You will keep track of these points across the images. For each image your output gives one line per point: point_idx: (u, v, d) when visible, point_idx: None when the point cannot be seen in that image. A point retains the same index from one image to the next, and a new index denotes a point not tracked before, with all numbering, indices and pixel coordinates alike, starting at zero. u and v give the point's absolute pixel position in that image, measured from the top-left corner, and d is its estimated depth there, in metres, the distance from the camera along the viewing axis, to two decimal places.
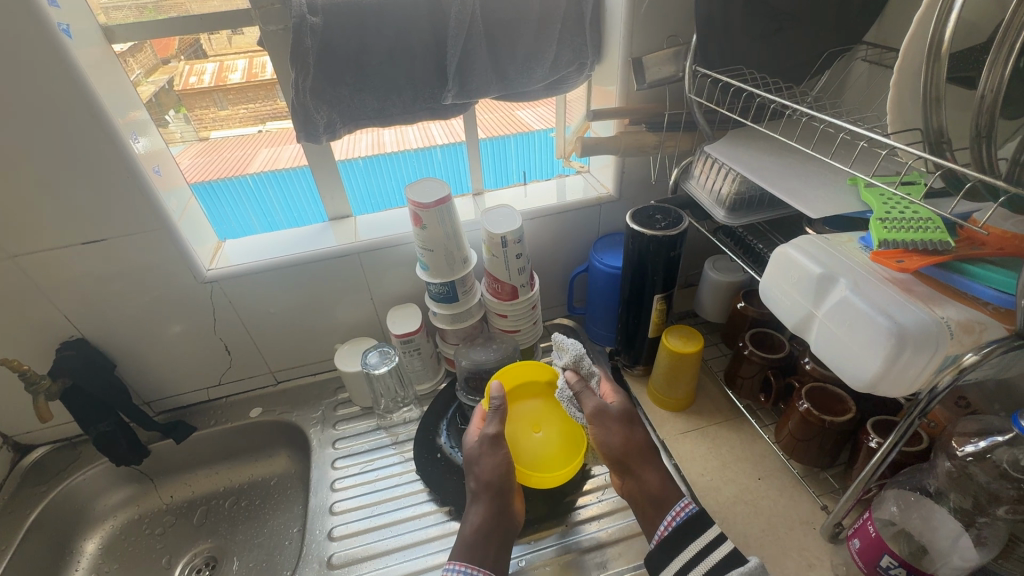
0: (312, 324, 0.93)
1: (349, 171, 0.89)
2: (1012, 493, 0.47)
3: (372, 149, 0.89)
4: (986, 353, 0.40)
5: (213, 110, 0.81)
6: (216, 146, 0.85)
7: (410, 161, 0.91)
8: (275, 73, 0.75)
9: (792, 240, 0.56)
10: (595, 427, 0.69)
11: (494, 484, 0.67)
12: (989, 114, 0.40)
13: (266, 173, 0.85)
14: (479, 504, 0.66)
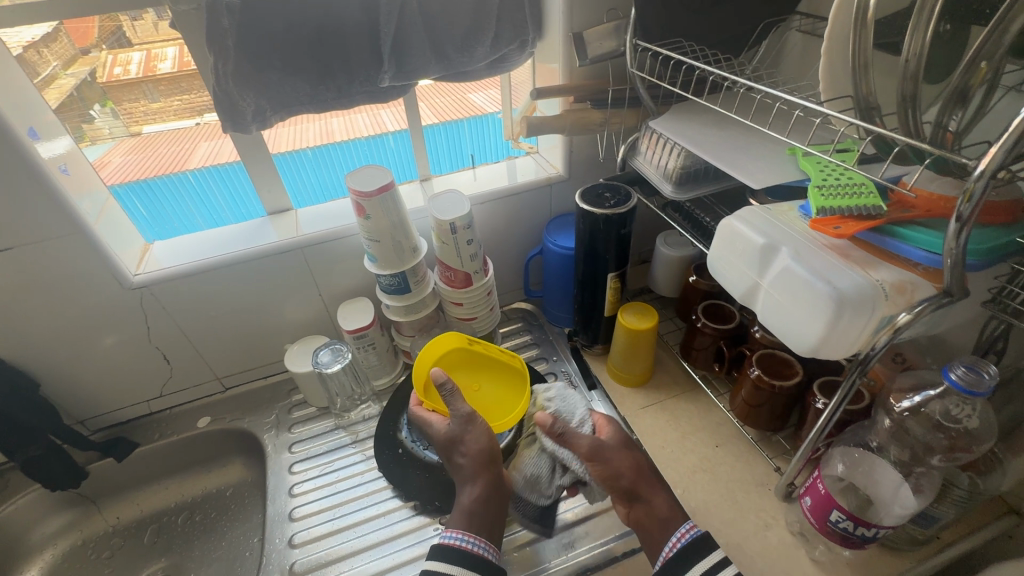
0: (258, 325, 0.88)
1: (296, 162, 0.85)
2: (944, 442, 0.50)
3: (320, 139, 0.85)
4: (918, 313, 0.42)
5: (143, 103, 0.76)
6: (149, 141, 0.79)
7: (362, 150, 0.87)
8: (193, 59, 0.69)
9: (736, 212, 0.57)
10: (595, 461, 0.65)
11: (484, 454, 0.67)
12: (913, 79, 0.41)
13: (208, 168, 0.80)
14: (477, 482, 0.65)
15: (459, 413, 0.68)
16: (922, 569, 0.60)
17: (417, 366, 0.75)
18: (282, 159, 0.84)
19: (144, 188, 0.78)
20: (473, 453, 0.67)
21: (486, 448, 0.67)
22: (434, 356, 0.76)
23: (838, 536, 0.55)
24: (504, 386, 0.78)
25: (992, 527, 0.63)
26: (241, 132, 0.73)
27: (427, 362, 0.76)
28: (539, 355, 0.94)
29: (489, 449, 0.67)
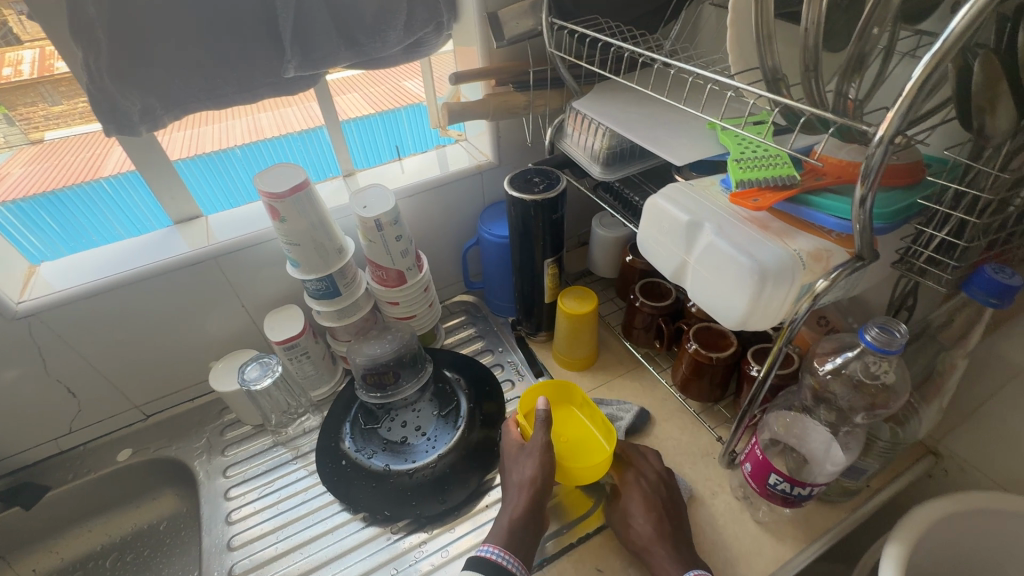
0: (177, 345, 0.81)
1: (227, 162, 0.79)
2: (866, 399, 0.52)
3: (248, 136, 0.79)
4: (834, 279, 0.43)
5: (42, 107, 0.67)
6: (53, 148, 0.70)
7: (297, 145, 0.83)
8: (61, 57, 0.62)
9: (661, 190, 0.56)
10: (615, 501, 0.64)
11: (540, 479, 0.62)
12: (814, 49, 0.41)
13: (128, 174, 0.74)
14: (522, 496, 0.61)
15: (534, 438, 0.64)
16: (854, 517, 0.64)
17: (533, 385, 0.74)
18: (209, 159, 0.78)
19: (52, 200, 0.70)
20: (529, 476, 0.62)
21: (541, 475, 0.62)
22: (548, 387, 0.74)
23: (777, 498, 0.56)
24: (588, 444, 0.68)
25: (913, 470, 0.67)
26: (130, 135, 0.66)
27: (537, 389, 0.74)
28: (484, 348, 0.92)
29: (542, 477, 0.62)
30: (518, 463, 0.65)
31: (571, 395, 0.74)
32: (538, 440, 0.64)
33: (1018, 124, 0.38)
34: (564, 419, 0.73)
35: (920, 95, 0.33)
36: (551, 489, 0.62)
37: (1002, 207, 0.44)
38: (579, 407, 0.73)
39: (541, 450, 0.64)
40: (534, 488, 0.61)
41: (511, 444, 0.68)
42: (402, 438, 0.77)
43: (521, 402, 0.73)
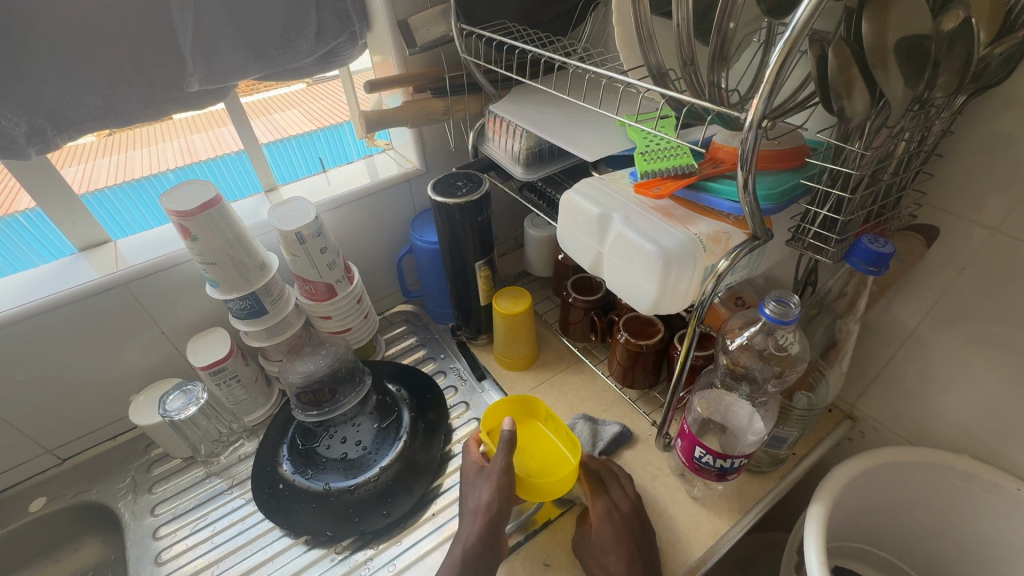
0: (90, 379, 0.76)
1: (157, 185, 0.82)
2: (775, 370, 0.55)
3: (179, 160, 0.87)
4: (733, 258, 0.45)
5: None
6: None
7: (233, 164, 0.87)
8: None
9: (575, 185, 0.58)
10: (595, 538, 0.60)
11: (496, 505, 0.59)
12: (689, 46, 0.44)
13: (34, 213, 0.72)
14: (475, 522, 0.58)
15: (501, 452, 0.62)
16: (783, 484, 0.67)
17: (494, 404, 0.73)
18: (139, 185, 0.81)
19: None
20: (485, 501, 0.59)
21: (497, 500, 0.59)
22: (510, 405, 0.73)
23: (704, 471, 0.58)
24: (554, 460, 0.67)
25: (832, 435, 0.72)
26: (17, 159, 0.61)
27: (506, 405, 0.73)
28: (426, 356, 0.92)
29: (499, 500, 0.59)
30: (473, 487, 0.62)
31: (536, 409, 0.73)
32: (497, 464, 0.62)
33: (872, 107, 0.41)
34: (528, 433, 0.72)
35: (777, 82, 0.36)
36: (507, 513, 0.59)
37: (872, 183, 0.48)
38: (543, 421, 0.72)
39: (499, 473, 0.61)
40: (490, 511, 0.58)
41: (470, 466, 0.65)
42: (343, 455, 0.75)
43: (484, 420, 0.72)
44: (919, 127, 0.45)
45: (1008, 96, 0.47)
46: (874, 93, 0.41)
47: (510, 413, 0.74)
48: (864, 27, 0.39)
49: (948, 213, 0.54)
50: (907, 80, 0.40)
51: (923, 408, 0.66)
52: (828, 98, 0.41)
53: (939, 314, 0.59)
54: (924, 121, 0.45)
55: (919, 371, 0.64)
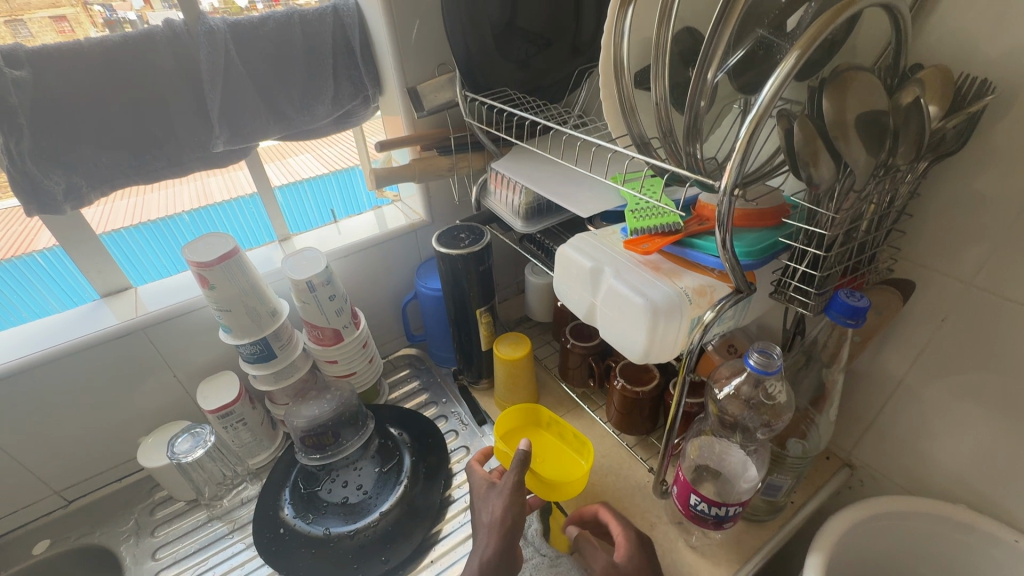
0: (102, 421, 0.79)
1: (174, 228, 0.85)
2: (765, 418, 0.57)
3: (195, 201, 0.86)
4: (718, 310, 0.48)
5: None
6: None
7: (247, 207, 0.90)
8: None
9: (570, 239, 0.61)
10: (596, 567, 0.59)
11: (508, 521, 0.59)
12: (668, 119, 0.48)
13: (53, 250, 0.75)
14: (491, 539, 0.58)
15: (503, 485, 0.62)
16: (782, 533, 0.67)
17: (507, 412, 0.77)
18: (156, 227, 0.82)
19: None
20: (498, 517, 0.60)
21: (508, 516, 0.59)
22: (519, 413, 0.78)
23: (701, 519, 0.59)
24: (565, 463, 0.73)
25: (829, 483, 0.72)
26: (53, 213, 0.66)
27: (516, 414, 0.78)
28: (428, 400, 0.93)
29: (512, 516, 0.59)
30: (486, 501, 0.63)
31: (541, 417, 0.79)
32: (508, 480, 0.62)
33: (838, 174, 0.45)
34: (537, 440, 0.77)
35: (747, 152, 0.40)
36: (519, 530, 0.59)
37: (846, 240, 0.51)
38: (548, 427, 0.78)
39: (511, 489, 0.61)
40: (503, 528, 0.59)
41: (479, 483, 0.67)
42: (343, 499, 0.76)
43: (497, 426, 0.77)
44: (886, 191, 0.49)
45: (968, 161, 0.50)
46: (839, 162, 0.45)
47: (518, 421, 0.79)
48: (824, 104, 0.43)
49: (923, 267, 0.57)
50: (868, 150, 0.44)
51: (917, 457, 0.66)
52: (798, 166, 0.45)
53: (925, 362, 0.61)
54: (890, 185, 0.49)
55: (911, 419, 0.65)
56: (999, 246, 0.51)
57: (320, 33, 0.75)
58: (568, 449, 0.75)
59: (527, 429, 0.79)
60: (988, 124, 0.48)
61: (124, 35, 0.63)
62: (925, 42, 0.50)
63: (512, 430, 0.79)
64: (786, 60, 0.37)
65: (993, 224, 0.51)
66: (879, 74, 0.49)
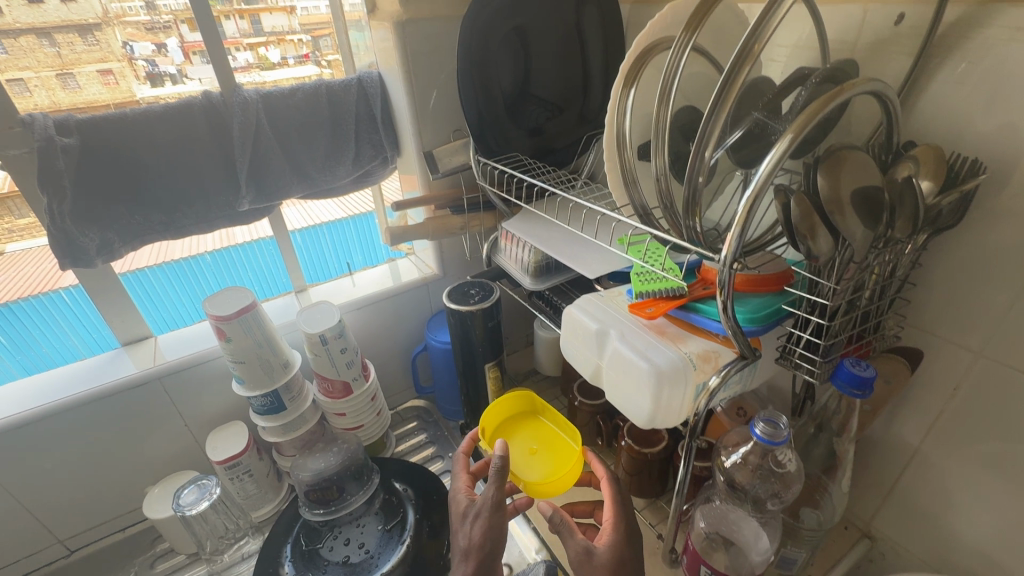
0: (111, 470, 0.79)
1: (195, 268, 0.83)
2: (776, 488, 0.55)
3: (219, 243, 0.83)
4: (724, 375, 0.49)
5: (8, 218, 0.69)
6: (13, 259, 0.72)
7: (268, 249, 0.90)
8: (14, 182, 0.65)
9: (577, 299, 0.63)
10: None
11: (487, 546, 0.56)
12: (667, 190, 0.50)
13: (77, 287, 0.76)
14: (467, 565, 0.55)
15: (486, 500, 0.58)
16: None
17: (498, 402, 0.77)
18: (177, 266, 0.82)
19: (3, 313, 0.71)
20: (476, 543, 0.57)
21: (489, 541, 0.57)
22: (513, 401, 0.78)
23: None
24: (558, 450, 0.72)
25: (849, 556, 0.69)
26: (85, 267, 0.69)
27: (510, 402, 0.78)
28: (434, 454, 0.93)
29: (491, 543, 0.57)
30: (463, 524, 0.60)
31: (536, 404, 0.79)
32: (487, 498, 0.59)
33: (836, 247, 0.46)
34: (531, 428, 0.77)
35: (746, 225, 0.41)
36: (499, 557, 0.56)
37: (850, 309, 0.51)
38: (545, 415, 0.78)
39: (489, 511, 0.58)
40: (481, 553, 0.56)
41: (459, 501, 0.63)
42: (344, 559, 0.74)
43: (486, 416, 0.75)
44: (886, 262, 0.49)
45: (970, 232, 0.51)
46: (837, 235, 0.46)
47: (512, 409, 0.78)
48: (819, 180, 0.45)
49: (933, 334, 0.57)
50: (865, 224, 0.45)
51: (940, 532, 0.63)
52: (796, 239, 0.46)
53: (943, 430, 0.59)
54: (890, 256, 0.49)
55: (931, 491, 0.63)
56: (1005, 318, 0.51)
57: (345, 102, 0.81)
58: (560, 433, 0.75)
59: (523, 417, 0.79)
60: (983, 200, 0.49)
61: (166, 105, 0.68)
62: (918, 119, 0.52)
63: (507, 419, 0.80)
64: (780, 143, 0.38)
65: (996, 296, 0.51)
66: (873, 151, 0.51)
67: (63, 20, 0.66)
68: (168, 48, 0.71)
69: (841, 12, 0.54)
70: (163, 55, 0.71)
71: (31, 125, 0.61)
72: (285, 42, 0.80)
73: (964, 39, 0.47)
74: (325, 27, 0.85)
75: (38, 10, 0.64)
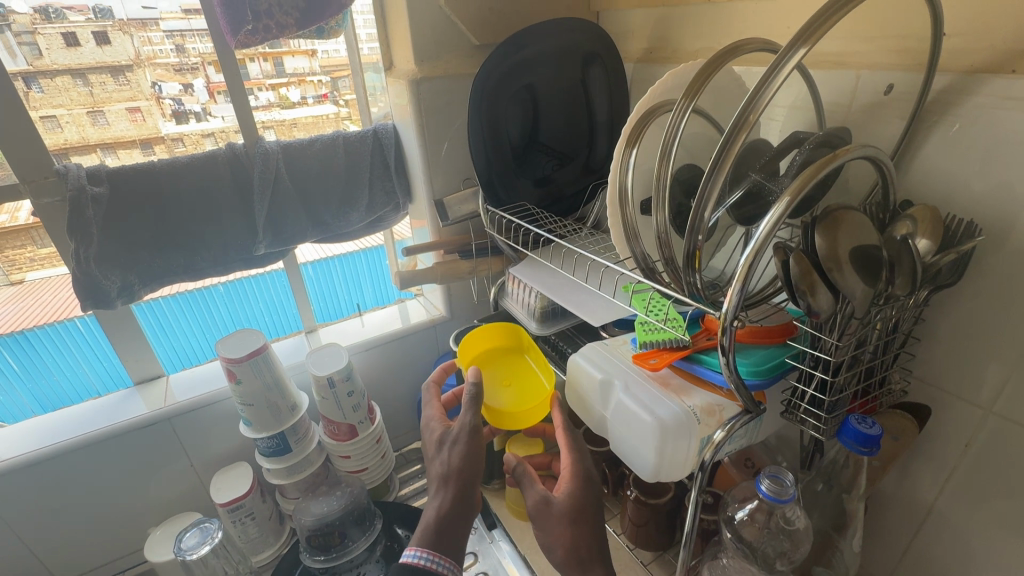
0: (116, 511, 0.79)
1: (208, 298, 0.85)
2: (786, 546, 0.54)
3: (233, 275, 0.85)
4: (729, 429, 0.49)
5: (30, 249, 0.71)
6: (31, 288, 0.74)
7: (279, 281, 0.91)
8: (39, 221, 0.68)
9: (582, 347, 0.63)
10: (534, 522, 0.59)
11: (464, 472, 0.60)
12: (668, 245, 0.51)
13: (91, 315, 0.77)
14: (446, 490, 0.59)
15: (463, 425, 0.60)
16: None
17: (481, 331, 0.74)
18: (191, 296, 0.83)
19: (19, 340, 0.73)
20: (454, 469, 0.60)
21: (465, 467, 0.60)
22: (497, 334, 0.74)
23: None
24: (531, 387, 0.70)
25: None
26: (105, 308, 0.72)
27: (490, 333, 0.75)
28: None
29: (467, 471, 0.60)
30: (439, 451, 0.62)
31: (522, 341, 0.75)
32: (464, 425, 0.61)
33: (837, 304, 0.47)
34: (512, 363, 0.74)
35: (746, 280, 0.42)
36: (474, 482, 0.60)
37: (854, 364, 0.51)
38: (529, 353, 0.74)
39: (466, 440, 0.60)
40: (458, 481, 0.59)
41: (432, 430, 0.65)
42: None
43: (466, 345, 0.73)
44: (887, 318, 0.50)
45: (970, 290, 0.51)
46: (836, 291, 0.47)
47: (496, 341, 0.76)
48: (817, 239, 0.46)
49: (941, 389, 0.56)
50: (864, 281, 0.46)
51: None
52: (796, 295, 0.47)
53: (956, 487, 0.58)
54: (891, 313, 0.50)
55: (949, 552, 0.61)
56: (1012, 376, 0.51)
57: (360, 152, 0.85)
58: (534, 369, 0.73)
59: (504, 349, 0.76)
60: (982, 260, 0.50)
61: (191, 156, 0.72)
62: (914, 180, 0.53)
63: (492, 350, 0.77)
64: (777, 204, 0.40)
65: (1002, 355, 0.51)
66: (870, 209, 0.52)
67: (98, 61, 0.68)
68: (194, 88, 0.74)
69: (834, 78, 0.57)
70: (189, 94, 0.74)
71: (65, 176, 0.65)
72: (305, 82, 0.83)
73: (953, 106, 0.49)
74: (344, 69, 0.87)
75: (75, 52, 0.67)
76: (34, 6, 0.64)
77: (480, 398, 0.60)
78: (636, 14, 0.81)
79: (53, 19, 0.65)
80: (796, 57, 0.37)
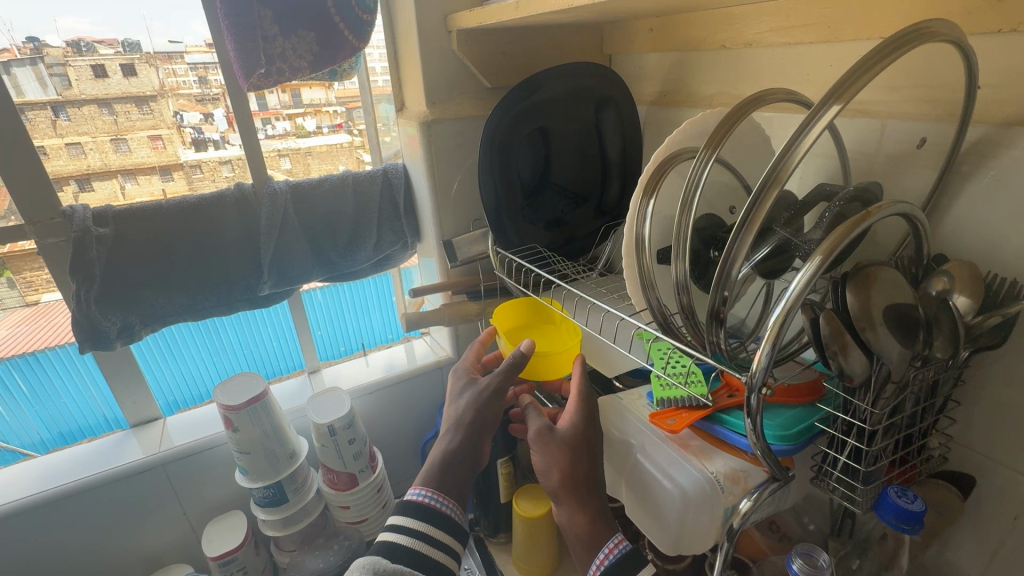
0: (103, 562, 0.76)
1: (218, 322, 0.81)
2: None
3: None
4: (756, 499, 0.44)
5: (46, 272, 0.68)
6: (46, 311, 0.71)
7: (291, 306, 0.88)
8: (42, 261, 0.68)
9: (604, 400, 0.62)
10: (534, 450, 0.57)
11: (475, 423, 0.61)
12: (688, 299, 0.48)
13: None
14: (453, 437, 0.60)
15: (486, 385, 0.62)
16: None
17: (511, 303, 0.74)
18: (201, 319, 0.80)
19: (30, 362, 0.71)
20: (466, 419, 0.61)
21: (478, 419, 0.61)
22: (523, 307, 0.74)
23: None
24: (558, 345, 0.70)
25: None
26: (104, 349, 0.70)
27: (511, 307, 0.74)
28: None
29: (479, 422, 0.61)
30: (460, 392, 0.64)
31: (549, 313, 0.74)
32: (490, 384, 0.62)
33: (872, 368, 0.43)
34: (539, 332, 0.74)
35: (776, 343, 0.39)
36: (484, 433, 0.61)
37: (889, 430, 0.48)
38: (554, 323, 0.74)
39: (488, 398, 0.62)
40: (468, 429, 0.60)
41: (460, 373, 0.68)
42: None
43: (499, 317, 0.73)
44: (925, 382, 0.46)
45: (1015, 352, 0.48)
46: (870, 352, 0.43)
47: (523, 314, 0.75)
48: (849, 297, 0.43)
49: (984, 456, 0.52)
50: (900, 343, 0.43)
51: None
52: (827, 357, 0.43)
53: (1005, 564, 0.53)
54: (929, 377, 0.46)
55: None
56: None
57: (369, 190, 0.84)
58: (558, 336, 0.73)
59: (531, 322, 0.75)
60: None
61: (199, 196, 0.71)
62: (949, 233, 0.50)
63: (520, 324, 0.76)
64: (809, 263, 0.37)
65: None
66: (902, 263, 0.49)
67: (123, 91, 0.68)
68: (214, 117, 0.74)
69: (857, 126, 0.55)
70: (209, 123, 0.74)
71: (70, 217, 0.65)
72: (321, 113, 0.82)
73: (989, 159, 0.46)
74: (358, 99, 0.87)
75: (103, 83, 0.67)
76: (67, 40, 0.64)
77: (519, 368, 0.61)
78: (650, 58, 0.80)
79: (84, 52, 0.65)
80: (829, 114, 0.35)
